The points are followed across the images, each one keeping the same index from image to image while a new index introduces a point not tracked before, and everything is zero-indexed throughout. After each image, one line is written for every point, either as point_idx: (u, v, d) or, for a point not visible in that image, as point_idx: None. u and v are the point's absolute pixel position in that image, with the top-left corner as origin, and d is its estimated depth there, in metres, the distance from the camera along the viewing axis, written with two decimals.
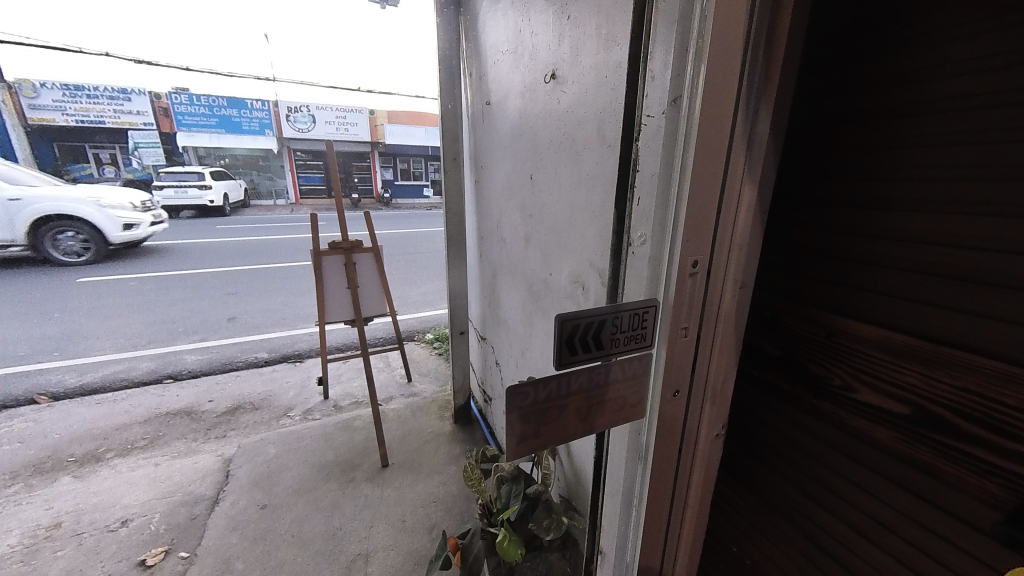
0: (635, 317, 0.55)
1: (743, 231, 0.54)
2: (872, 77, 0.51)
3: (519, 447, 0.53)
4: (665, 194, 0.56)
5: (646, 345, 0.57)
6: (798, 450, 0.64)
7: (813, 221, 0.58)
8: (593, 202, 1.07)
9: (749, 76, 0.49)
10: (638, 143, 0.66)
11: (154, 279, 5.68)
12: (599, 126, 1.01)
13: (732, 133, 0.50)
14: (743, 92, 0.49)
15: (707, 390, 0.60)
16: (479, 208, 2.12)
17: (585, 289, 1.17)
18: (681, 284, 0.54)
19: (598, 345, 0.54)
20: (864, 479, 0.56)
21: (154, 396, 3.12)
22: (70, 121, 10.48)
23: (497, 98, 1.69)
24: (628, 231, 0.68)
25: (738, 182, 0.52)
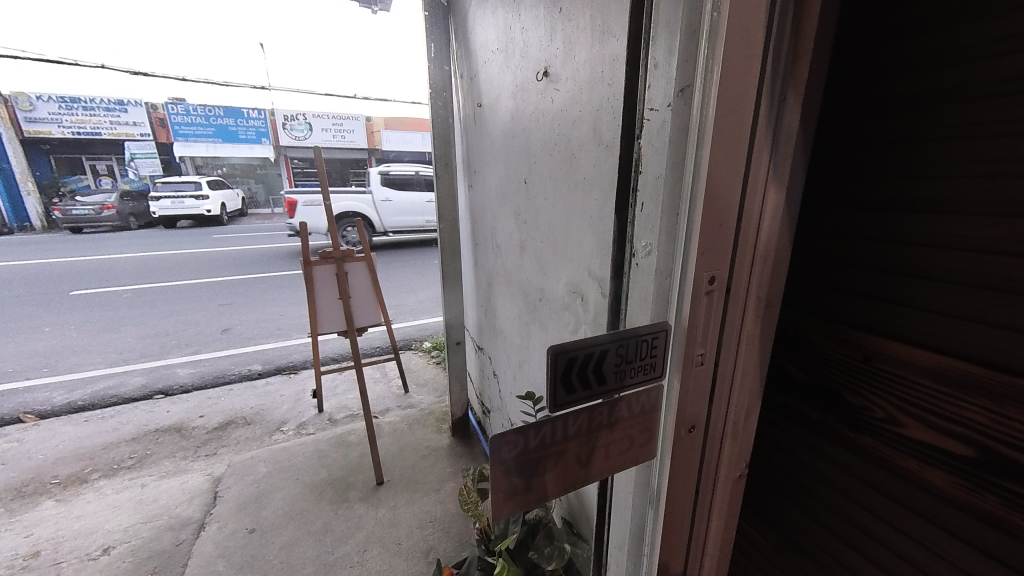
0: (643, 344, 0.47)
1: (767, 240, 0.48)
2: (912, 60, 0.46)
3: (506, 504, 0.47)
4: (675, 198, 0.49)
5: (656, 375, 0.50)
6: (831, 487, 0.59)
7: (852, 230, 0.53)
8: (590, 209, 1.01)
9: (770, 59, 0.43)
10: (639, 142, 0.59)
11: (149, 291, 5.60)
12: (595, 125, 0.94)
13: (751, 122, 0.43)
14: (763, 78, 0.43)
15: (726, 422, 0.53)
16: (473, 214, 2.04)
17: (584, 300, 1.09)
18: (696, 302, 0.46)
19: (599, 380, 0.47)
20: (909, 525, 0.50)
21: (144, 413, 3.03)
22: (66, 134, 10.45)
23: (489, 100, 1.62)
24: (630, 240, 0.62)
25: (761, 182, 0.45)
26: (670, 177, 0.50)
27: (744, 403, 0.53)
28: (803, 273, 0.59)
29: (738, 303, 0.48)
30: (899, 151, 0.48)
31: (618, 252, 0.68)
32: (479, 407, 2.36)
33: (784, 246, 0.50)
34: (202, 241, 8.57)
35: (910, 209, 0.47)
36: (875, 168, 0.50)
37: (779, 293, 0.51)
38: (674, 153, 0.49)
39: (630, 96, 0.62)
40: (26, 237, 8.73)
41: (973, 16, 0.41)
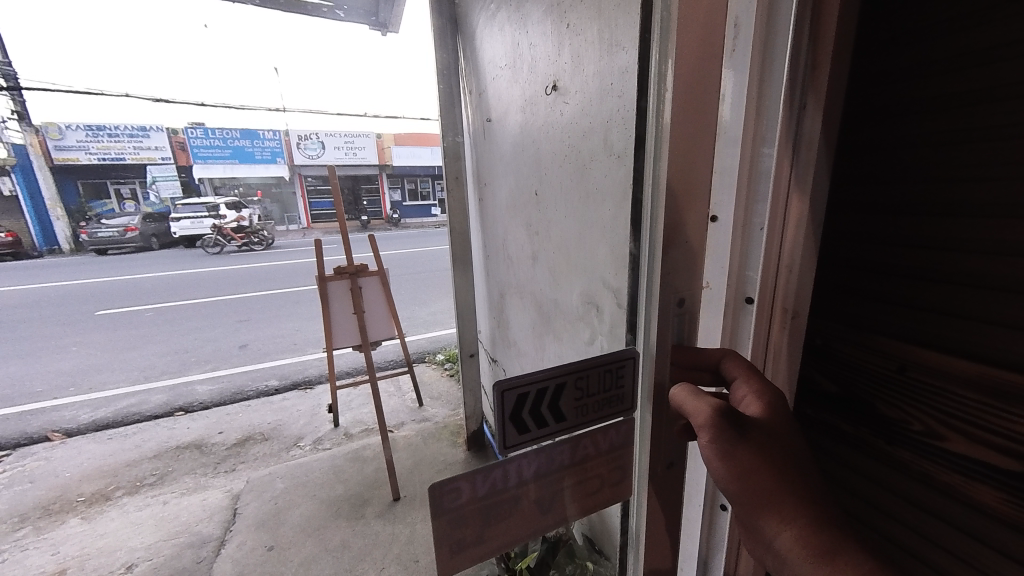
0: (604, 377, 0.51)
1: (792, 251, 0.52)
2: (928, 64, 0.47)
3: (458, 552, 0.48)
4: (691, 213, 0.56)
5: (623, 408, 0.53)
6: (862, 498, 0.59)
7: (876, 237, 0.53)
8: (603, 219, 1.00)
9: (783, 73, 0.47)
10: None
11: (168, 309, 5.74)
12: (605, 136, 0.95)
13: (765, 129, 0.49)
14: (772, 93, 0.48)
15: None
16: (484, 226, 2.06)
17: (600, 311, 1.08)
18: (665, 322, 0.48)
19: (556, 416, 0.50)
20: (942, 534, 0.51)
21: (165, 429, 3.09)
22: (93, 160, 10.93)
23: (497, 114, 1.65)
24: None
25: (784, 191, 0.50)
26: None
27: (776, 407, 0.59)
28: (828, 280, 0.58)
29: (755, 309, 0.55)
30: (922, 153, 0.48)
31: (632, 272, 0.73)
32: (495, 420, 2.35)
33: (802, 243, 0.52)
34: (218, 259, 8.76)
35: (931, 205, 0.47)
36: (901, 170, 0.50)
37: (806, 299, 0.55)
38: None
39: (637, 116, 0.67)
40: (53, 261, 9.06)
41: (990, 18, 0.41)
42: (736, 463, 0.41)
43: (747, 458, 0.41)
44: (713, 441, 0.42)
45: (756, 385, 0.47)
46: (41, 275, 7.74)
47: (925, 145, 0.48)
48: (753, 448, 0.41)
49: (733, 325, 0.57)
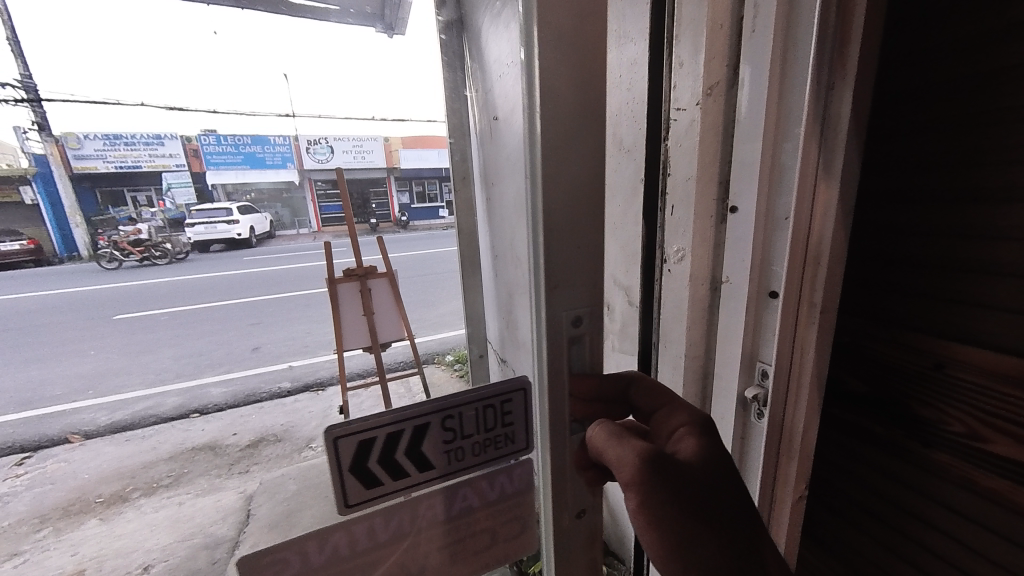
0: (475, 420, 0.56)
1: (821, 240, 0.50)
2: (952, 43, 0.45)
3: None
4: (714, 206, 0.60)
5: (499, 450, 0.58)
6: (877, 494, 0.60)
7: (902, 227, 0.51)
8: (612, 216, 0.98)
9: (809, 55, 0.47)
10: (667, 142, 0.66)
11: (183, 313, 5.85)
12: (614, 129, 0.92)
13: (789, 120, 0.50)
14: (796, 83, 0.49)
15: (762, 425, 0.59)
16: (492, 226, 2.05)
17: (610, 309, 1.06)
18: (562, 346, 0.46)
19: (421, 465, 0.55)
20: (980, 538, 0.49)
21: (180, 432, 3.13)
22: (110, 168, 11.22)
23: (504, 113, 1.64)
24: (661, 245, 0.69)
25: (809, 179, 0.48)
26: (713, 180, 0.59)
27: (805, 415, 0.57)
28: (855, 273, 0.57)
29: (778, 304, 0.54)
30: (951, 140, 0.46)
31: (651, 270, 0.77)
32: None
33: (830, 229, 0.49)
34: (231, 263, 8.91)
35: (952, 173, 0.46)
36: (928, 155, 0.48)
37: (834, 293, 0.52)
38: (707, 156, 0.59)
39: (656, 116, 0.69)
40: (73, 267, 9.31)
41: None
42: (653, 515, 0.43)
43: (665, 516, 0.43)
44: (638, 496, 0.44)
45: (676, 423, 0.50)
46: (61, 281, 7.97)
47: (957, 127, 0.46)
48: (672, 505, 0.44)
49: (755, 321, 0.57)
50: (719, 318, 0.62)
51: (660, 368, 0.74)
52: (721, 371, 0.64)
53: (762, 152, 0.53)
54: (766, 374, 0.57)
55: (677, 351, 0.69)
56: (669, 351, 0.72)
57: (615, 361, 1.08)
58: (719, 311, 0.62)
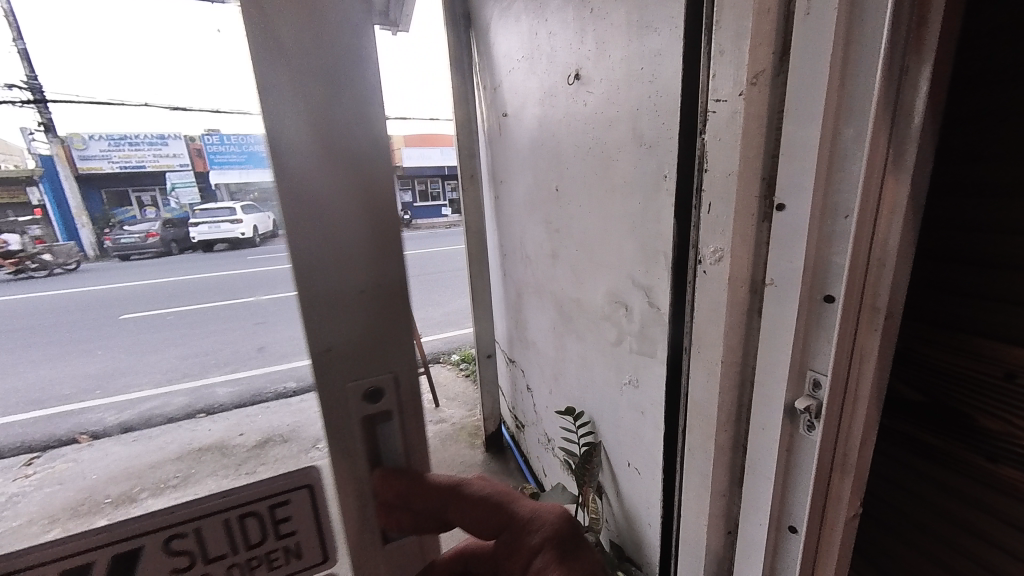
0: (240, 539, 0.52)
1: (889, 240, 0.49)
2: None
3: None
4: (760, 205, 0.59)
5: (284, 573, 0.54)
6: (924, 479, 0.63)
7: (963, 236, 0.54)
8: (631, 213, 0.95)
9: (878, 32, 0.45)
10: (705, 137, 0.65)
11: (189, 313, 5.88)
12: (633, 124, 0.89)
13: (849, 122, 0.48)
14: (859, 71, 0.47)
15: (814, 437, 0.58)
16: (500, 225, 2.03)
17: (628, 309, 1.03)
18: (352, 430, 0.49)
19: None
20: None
21: (186, 432, 3.14)
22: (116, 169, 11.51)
23: (513, 109, 1.61)
24: (697, 246, 0.69)
25: (877, 175, 0.47)
26: (755, 175, 0.58)
27: (864, 428, 0.57)
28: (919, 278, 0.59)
29: (836, 309, 0.53)
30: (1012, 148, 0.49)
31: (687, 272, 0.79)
32: (513, 421, 2.32)
33: (898, 231, 0.49)
34: (235, 263, 8.94)
35: (1017, 189, 0.48)
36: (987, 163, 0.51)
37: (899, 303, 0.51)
38: (751, 146, 0.58)
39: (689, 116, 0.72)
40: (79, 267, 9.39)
41: None
42: None
43: None
44: None
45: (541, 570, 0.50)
46: (68, 281, 8.06)
47: (1012, 152, 0.49)
48: None
49: (806, 326, 0.55)
50: (764, 323, 0.60)
51: (693, 372, 0.74)
52: (762, 379, 0.63)
53: (819, 146, 0.51)
54: (819, 384, 0.56)
55: (711, 358, 0.69)
56: (701, 353, 0.71)
57: (633, 363, 1.06)
58: (765, 314, 0.60)
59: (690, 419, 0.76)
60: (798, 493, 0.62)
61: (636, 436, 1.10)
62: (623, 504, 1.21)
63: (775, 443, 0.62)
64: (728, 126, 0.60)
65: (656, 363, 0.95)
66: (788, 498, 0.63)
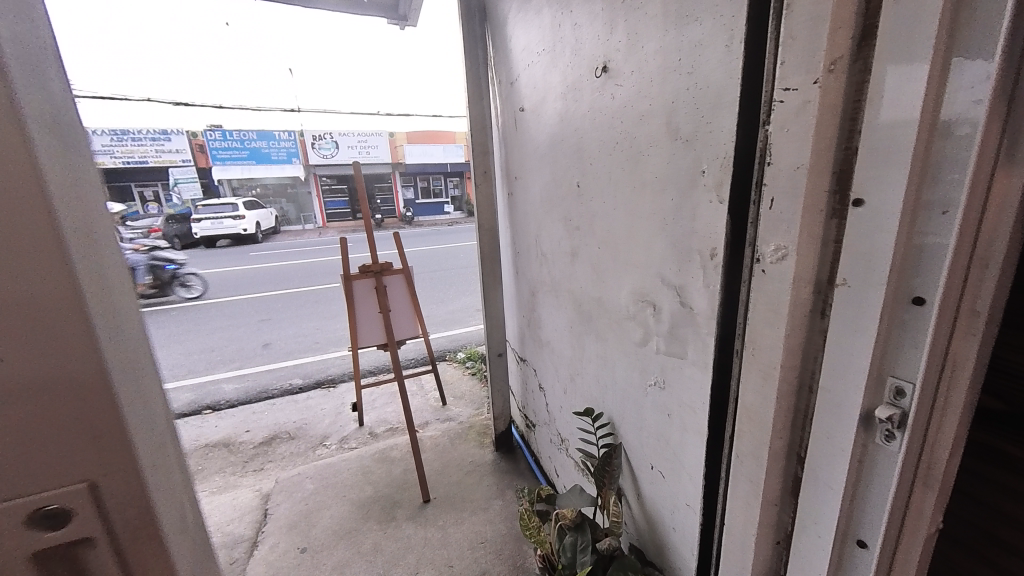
0: None
1: (991, 240, 0.48)
2: None
3: None
4: (831, 202, 0.58)
5: None
6: (992, 462, 0.68)
7: None
8: (665, 210, 0.95)
9: (997, 16, 0.42)
10: (770, 129, 0.63)
11: (193, 309, 5.86)
12: (669, 119, 0.89)
13: (951, 114, 0.46)
14: (967, 59, 0.44)
15: (893, 449, 0.56)
16: (514, 223, 2.01)
17: (657, 309, 1.03)
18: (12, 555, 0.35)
19: None
20: None
21: (193, 428, 3.12)
22: (119, 164, 11.74)
23: (532, 104, 1.59)
24: (755, 242, 0.68)
25: (986, 171, 0.46)
26: (827, 169, 0.57)
27: (952, 431, 0.55)
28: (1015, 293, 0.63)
29: (928, 312, 0.51)
30: None
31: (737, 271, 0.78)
32: (524, 420, 2.31)
33: (1003, 230, 0.48)
34: (238, 259, 8.92)
35: None
36: None
37: (999, 307, 0.51)
38: (822, 140, 0.57)
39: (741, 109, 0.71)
40: None
41: None
42: None
43: None
44: None
45: None
46: None
47: None
48: None
49: (889, 330, 0.54)
50: (831, 324, 0.59)
51: (746, 373, 0.73)
52: (826, 385, 0.62)
53: (913, 138, 0.48)
54: (902, 392, 0.54)
55: (768, 359, 0.68)
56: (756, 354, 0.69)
57: (660, 363, 1.05)
58: (832, 315, 0.59)
59: (740, 421, 0.76)
60: (871, 504, 0.60)
61: (661, 439, 1.09)
62: (644, 507, 1.20)
63: (845, 452, 0.61)
64: (798, 120, 0.58)
65: (687, 364, 0.96)
66: (857, 506, 0.62)
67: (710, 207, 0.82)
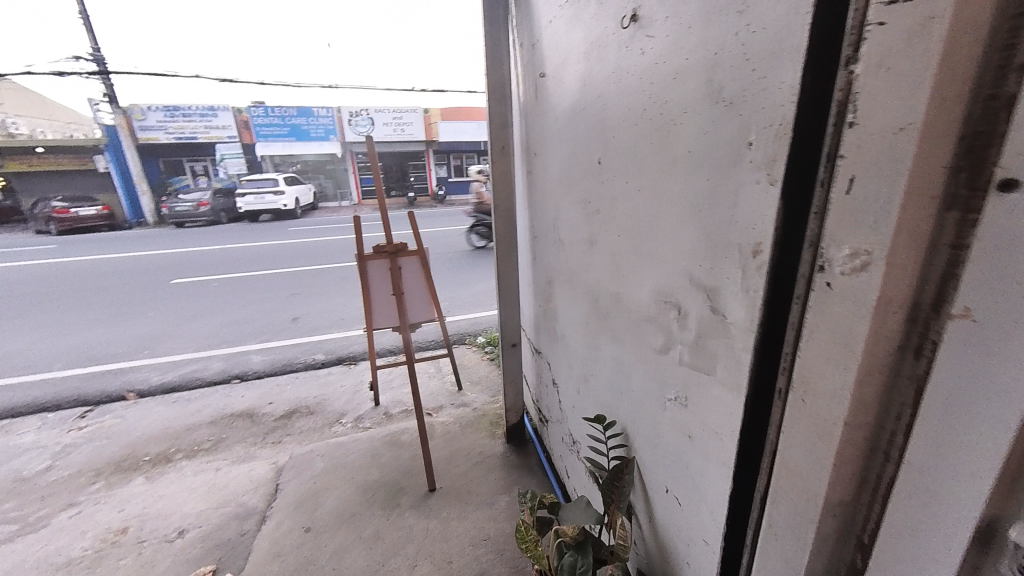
0: None
1: None
2: None
3: None
4: (955, 181, 0.42)
5: None
6: None
7: None
8: (695, 192, 0.79)
9: None
10: (856, 91, 0.47)
11: (231, 280, 6.12)
12: (709, 76, 0.72)
13: None
14: None
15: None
16: (532, 205, 1.85)
17: (681, 314, 0.87)
18: None
19: None
20: None
21: (221, 397, 3.24)
22: (171, 139, 12.30)
23: (553, 69, 1.41)
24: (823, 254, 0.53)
25: None
26: (945, 144, 0.41)
27: None
28: None
29: None
30: None
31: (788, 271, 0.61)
32: (537, 414, 2.20)
33: None
34: (276, 233, 9.24)
35: None
36: None
37: None
38: (946, 92, 0.40)
39: (810, 54, 0.53)
40: (139, 233, 10.07)
41: None
42: None
43: None
44: None
45: None
46: (129, 245, 8.65)
47: None
48: None
49: None
50: (930, 372, 0.45)
51: (807, 398, 0.58)
52: (920, 461, 0.48)
53: None
54: None
55: (833, 392, 0.54)
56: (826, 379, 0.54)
57: (682, 377, 0.90)
58: (931, 359, 0.45)
59: (794, 455, 0.61)
60: None
61: (678, 461, 0.95)
62: (657, 533, 1.07)
63: (948, 550, 0.47)
64: (908, 58, 0.41)
65: (714, 383, 0.80)
66: None
67: (754, 189, 0.66)
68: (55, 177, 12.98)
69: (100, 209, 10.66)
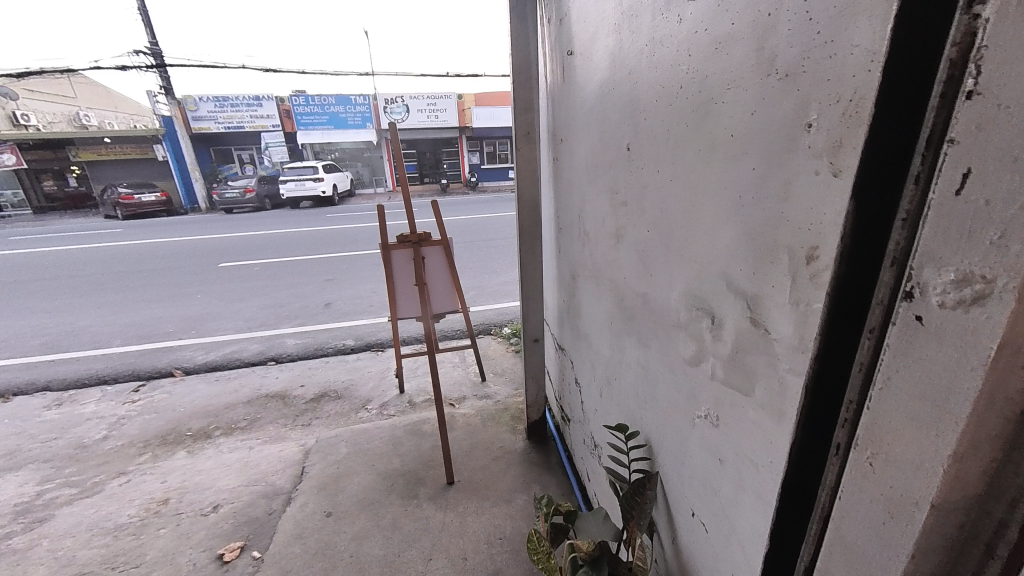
0: None
1: None
2: None
3: None
4: None
5: None
6: None
7: None
8: (738, 182, 0.68)
9: None
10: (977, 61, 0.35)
11: (272, 265, 6.38)
12: (763, 44, 0.61)
13: None
14: None
15: None
16: (557, 194, 1.75)
17: (714, 322, 0.77)
18: None
19: None
20: None
21: (258, 377, 3.38)
22: (220, 128, 12.95)
23: (582, 45, 1.29)
24: (914, 281, 0.42)
25: None
26: None
27: None
28: None
29: None
30: None
31: (856, 284, 0.50)
32: (559, 411, 2.14)
33: None
34: (315, 220, 9.56)
35: None
36: None
37: None
38: None
39: (902, 2, 0.42)
40: (191, 218, 10.71)
41: None
42: None
43: None
44: None
45: None
46: (183, 230, 9.22)
47: None
48: None
49: None
50: None
51: (881, 455, 0.47)
52: None
53: None
54: None
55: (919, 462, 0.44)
56: (913, 423, 0.44)
57: (715, 393, 0.80)
58: None
59: (853, 529, 0.52)
60: None
61: (705, 485, 0.86)
62: (680, 556, 0.98)
63: None
64: None
65: (751, 405, 0.71)
66: None
67: (811, 180, 0.55)
68: (120, 165, 14.01)
69: (158, 195, 11.41)
